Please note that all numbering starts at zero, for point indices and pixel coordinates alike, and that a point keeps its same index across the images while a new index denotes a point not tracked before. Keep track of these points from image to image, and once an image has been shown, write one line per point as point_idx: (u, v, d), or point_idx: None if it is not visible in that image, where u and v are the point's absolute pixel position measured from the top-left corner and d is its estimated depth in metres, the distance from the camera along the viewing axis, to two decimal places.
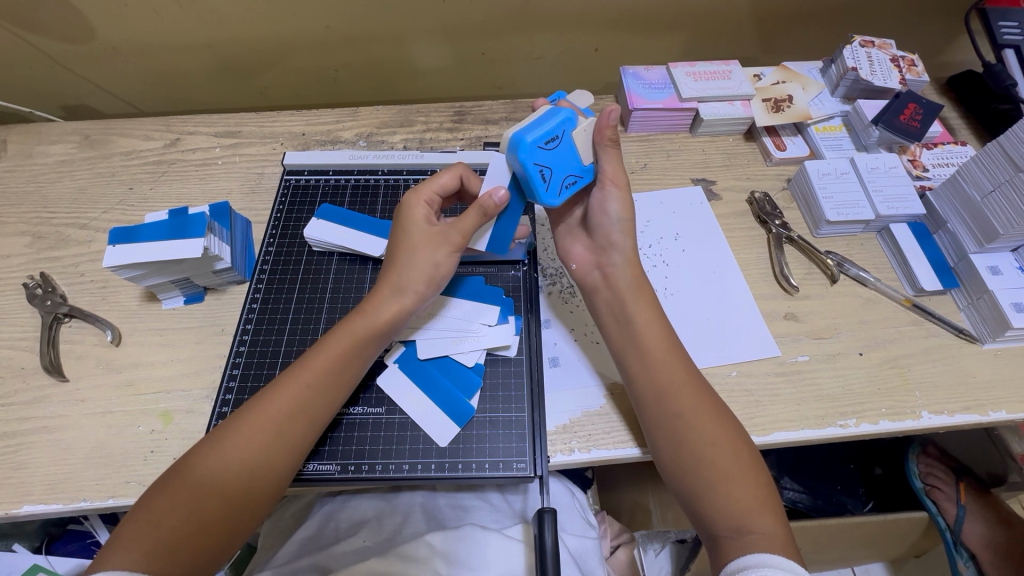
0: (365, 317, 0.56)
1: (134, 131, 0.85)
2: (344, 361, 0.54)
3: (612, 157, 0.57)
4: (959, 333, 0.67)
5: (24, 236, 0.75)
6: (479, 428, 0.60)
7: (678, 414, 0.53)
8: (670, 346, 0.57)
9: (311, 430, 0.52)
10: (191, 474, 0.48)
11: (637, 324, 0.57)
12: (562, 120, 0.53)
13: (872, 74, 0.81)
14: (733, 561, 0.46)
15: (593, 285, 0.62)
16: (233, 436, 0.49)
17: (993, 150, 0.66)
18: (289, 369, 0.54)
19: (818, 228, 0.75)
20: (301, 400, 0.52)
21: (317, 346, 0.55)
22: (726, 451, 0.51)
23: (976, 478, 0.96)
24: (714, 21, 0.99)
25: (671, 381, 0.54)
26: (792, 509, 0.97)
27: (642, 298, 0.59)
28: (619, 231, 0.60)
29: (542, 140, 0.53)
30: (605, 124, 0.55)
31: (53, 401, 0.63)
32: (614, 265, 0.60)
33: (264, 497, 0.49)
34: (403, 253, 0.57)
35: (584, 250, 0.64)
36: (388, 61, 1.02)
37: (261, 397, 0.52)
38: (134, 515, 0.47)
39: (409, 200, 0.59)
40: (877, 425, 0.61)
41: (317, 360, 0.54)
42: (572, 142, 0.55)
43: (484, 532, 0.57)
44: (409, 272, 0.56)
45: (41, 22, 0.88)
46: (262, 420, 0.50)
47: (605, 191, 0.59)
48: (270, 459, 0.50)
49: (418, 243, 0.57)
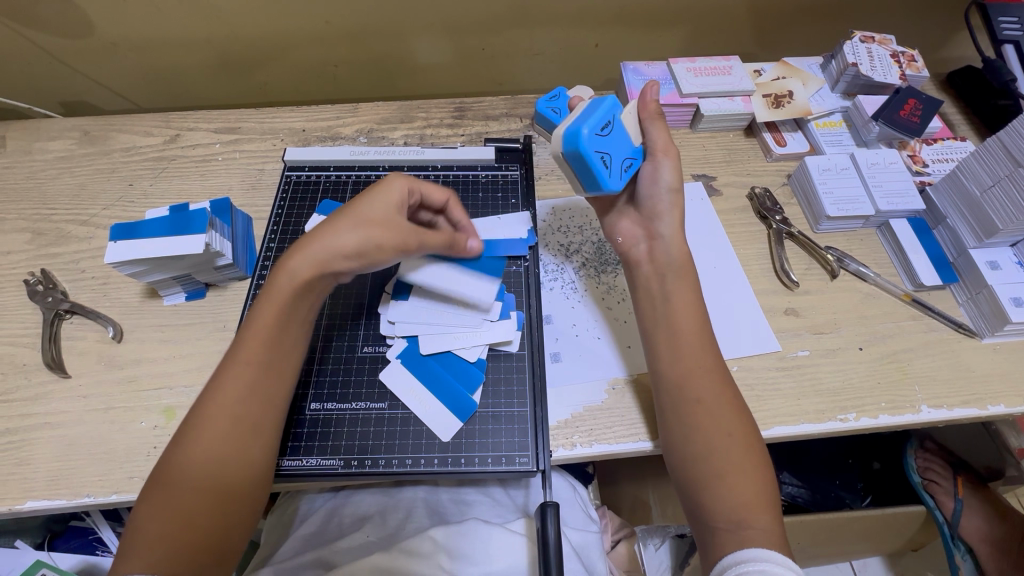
0: (288, 282, 0.54)
1: (134, 127, 0.85)
2: (276, 328, 0.54)
3: (660, 128, 0.64)
4: (958, 327, 0.67)
5: (24, 232, 0.75)
6: (482, 422, 0.60)
7: (699, 398, 0.53)
8: (704, 330, 0.57)
9: (262, 404, 0.52)
10: (163, 475, 0.48)
11: (671, 304, 0.58)
12: (610, 108, 0.59)
13: (872, 69, 0.81)
14: (730, 554, 0.46)
15: (637, 258, 0.63)
16: (191, 429, 0.49)
17: (993, 144, 0.66)
18: (232, 352, 0.53)
19: (818, 223, 0.75)
20: (250, 386, 0.52)
21: (247, 323, 0.55)
22: (740, 443, 0.51)
23: (974, 473, 0.97)
24: (714, 18, 1.00)
25: (698, 364, 0.54)
26: (791, 503, 0.97)
27: (681, 279, 0.59)
28: (667, 200, 0.61)
29: (598, 127, 0.57)
30: (647, 101, 0.65)
31: (56, 397, 0.63)
32: (661, 236, 0.61)
33: (242, 477, 0.49)
34: (349, 224, 0.56)
35: (630, 225, 0.65)
36: (388, 57, 1.02)
37: (209, 390, 0.51)
38: (126, 526, 0.47)
39: (391, 188, 0.58)
40: (877, 420, 0.61)
41: (252, 335, 0.53)
42: (620, 129, 0.61)
43: (487, 526, 0.57)
44: (348, 244, 0.55)
45: (40, 16, 0.87)
46: (216, 404, 0.50)
47: (658, 161, 0.62)
48: (231, 442, 0.50)
49: (372, 223, 0.56)
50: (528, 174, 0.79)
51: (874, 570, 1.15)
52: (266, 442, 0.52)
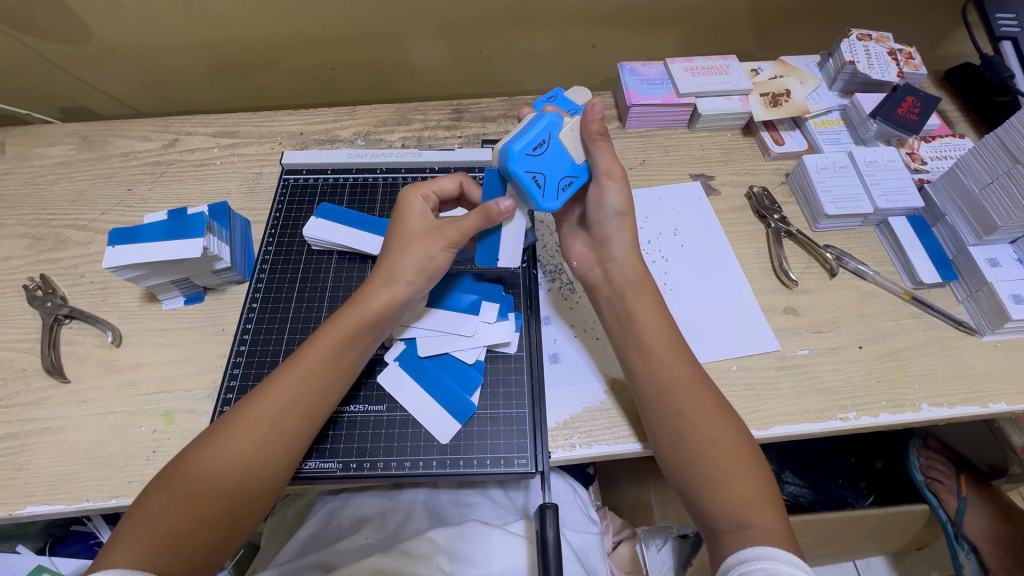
0: (355, 308, 0.56)
1: (133, 132, 0.85)
2: (337, 355, 0.55)
3: (605, 150, 0.58)
4: (959, 325, 0.67)
5: (24, 238, 0.76)
6: (480, 425, 0.60)
7: (679, 410, 0.53)
8: (674, 345, 0.57)
9: (304, 422, 0.52)
10: (187, 469, 0.48)
11: (637, 322, 0.58)
12: (544, 125, 0.56)
13: (869, 67, 0.81)
14: (733, 554, 0.46)
15: (594, 282, 0.63)
16: (230, 428, 0.50)
17: (991, 142, 0.65)
18: (286, 362, 0.54)
19: (816, 222, 0.75)
20: (297, 396, 0.52)
21: (309, 339, 0.56)
22: (727, 448, 0.51)
23: (976, 471, 0.96)
24: (710, 18, 1.00)
25: (674, 377, 0.54)
26: (793, 503, 0.97)
27: (644, 295, 0.59)
28: (615, 224, 0.61)
29: (528, 147, 0.55)
30: (591, 119, 0.56)
31: (55, 402, 0.63)
32: (615, 260, 0.61)
33: (265, 490, 0.50)
34: (398, 246, 0.57)
35: (584, 247, 0.65)
36: (386, 60, 1.02)
37: (256, 391, 0.52)
38: (134, 511, 0.47)
39: (408, 200, 0.60)
40: (877, 418, 0.61)
41: (312, 353, 0.54)
42: (559, 145, 0.58)
43: (487, 527, 0.57)
44: (401, 262, 0.56)
45: (38, 23, 0.88)
46: (258, 411, 0.51)
47: (602, 185, 0.60)
48: (265, 453, 0.50)
49: (414, 239, 0.57)
50: None
51: (878, 570, 1.14)
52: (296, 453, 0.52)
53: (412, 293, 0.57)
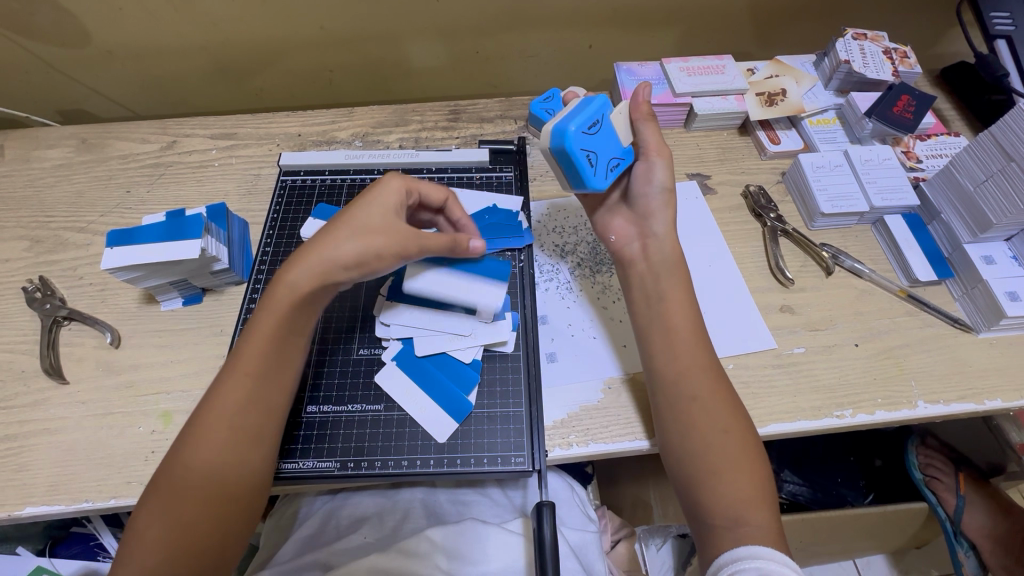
0: (299, 296, 0.53)
1: (132, 135, 0.86)
2: (279, 337, 0.53)
3: (651, 129, 0.63)
4: (954, 323, 0.67)
5: (23, 240, 0.76)
6: (478, 423, 0.60)
7: (696, 394, 0.53)
8: (697, 329, 0.57)
9: (263, 409, 0.52)
10: (166, 483, 0.48)
11: (665, 302, 0.58)
12: (599, 107, 0.59)
13: (865, 66, 0.81)
14: (727, 552, 0.46)
15: (631, 257, 0.63)
16: (196, 436, 0.49)
17: (985, 140, 0.66)
18: (232, 359, 0.53)
19: (812, 220, 0.75)
20: (250, 392, 0.51)
21: (250, 331, 0.53)
22: (736, 438, 0.51)
23: (975, 468, 0.97)
24: (705, 18, 1.00)
25: (694, 362, 0.55)
26: (791, 502, 0.97)
27: (676, 275, 0.59)
28: (661, 199, 0.62)
29: (586, 127, 0.57)
30: (639, 102, 0.63)
31: (54, 403, 0.63)
32: (656, 235, 0.62)
33: (248, 488, 0.50)
34: (350, 231, 0.54)
35: (623, 223, 0.65)
36: (384, 62, 1.03)
37: (212, 393, 0.51)
38: (128, 528, 0.47)
39: (391, 188, 0.58)
40: (873, 416, 0.61)
41: (256, 346, 0.52)
42: (609, 127, 0.60)
43: (484, 526, 0.57)
44: (345, 252, 0.54)
45: (37, 26, 0.88)
46: (218, 413, 0.50)
47: (651, 162, 0.62)
48: (238, 453, 0.50)
49: (375, 231, 0.55)
50: (522, 176, 0.79)
51: (878, 569, 1.14)
52: (267, 450, 0.52)
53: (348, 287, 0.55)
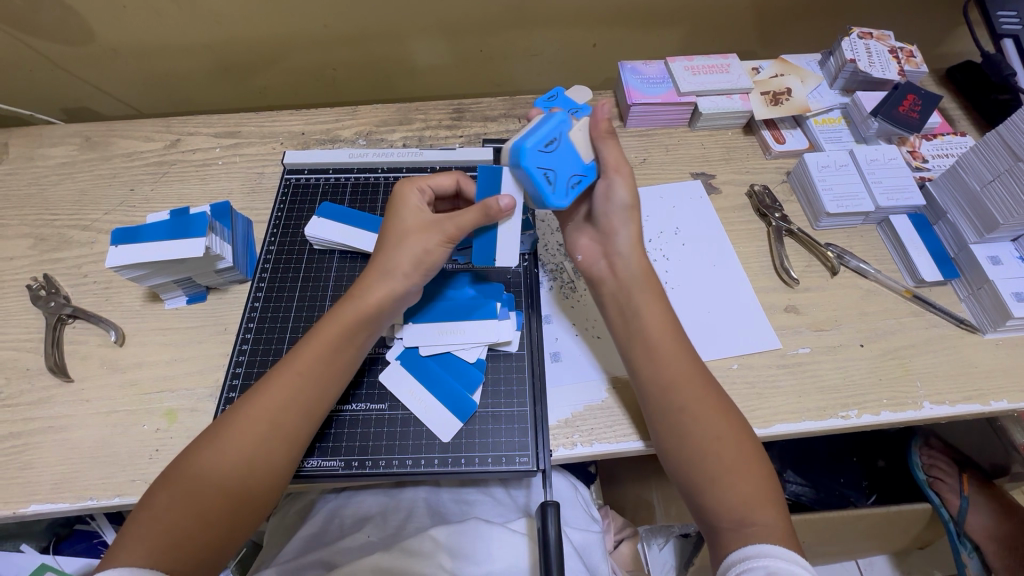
0: (356, 304, 0.56)
1: (135, 133, 0.86)
2: (336, 344, 0.55)
3: (613, 146, 0.59)
4: (960, 324, 0.67)
5: (26, 238, 0.76)
6: (482, 423, 0.60)
7: (682, 406, 0.53)
8: (678, 341, 0.57)
9: (304, 415, 0.53)
10: (187, 469, 0.48)
11: (647, 313, 0.58)
12: (555, 123, 0.57)
13: (870, 66, 0.81)
14: (733, 553, 0.46)
15: (600, 276, 0.62)
16: (229, 428, 0.50)
17: (993, 141, 0.65)
18: (282, 360, 0.55)
19: (818, 220, 0.75)
20: (293, 393, 0.52)
21: (308, 335, 0.56)
22: (728, 445, 0.51)
23: (980, 469, 0.97)
24: (710, 17, 1.00)
25: (678, 373, 0.54)
26: (794, 502, 0.98)
27: (647, 290, 0.59)
28: (622, 217, 0.61)
29: (539, 144, 0.56)
30: (599, 119, 0.58)
31: (59, 401, 0.63)
32: (619, 252, 0.61)
33: (266, 486, 0.50)
34: (395, 240, 0.58)
35: (589, 242, 0.64)
36: (387, 60, 1.02)
37: (255, 389, 0.53)
38: (137, 512, 0.47)
39: (404, 195, 0.61)
40: (878, 417, 0.61)
41: (308, 349, 0.55)
42: (570, 144, 0.58)
43: (488, 525, 0.57)
44: (395, 256, 0.57)
45: (42, 23, 0.88)
46: (256, 408, 0.51)
47: (611, 179, 0.59)
48: (266, 451, 0.50)
49: (411, 233, 0.58)
50: None
51: (880, 569, 1.14)
52: (296, 450, 0.52)
53: (410, 285, 0.57)
